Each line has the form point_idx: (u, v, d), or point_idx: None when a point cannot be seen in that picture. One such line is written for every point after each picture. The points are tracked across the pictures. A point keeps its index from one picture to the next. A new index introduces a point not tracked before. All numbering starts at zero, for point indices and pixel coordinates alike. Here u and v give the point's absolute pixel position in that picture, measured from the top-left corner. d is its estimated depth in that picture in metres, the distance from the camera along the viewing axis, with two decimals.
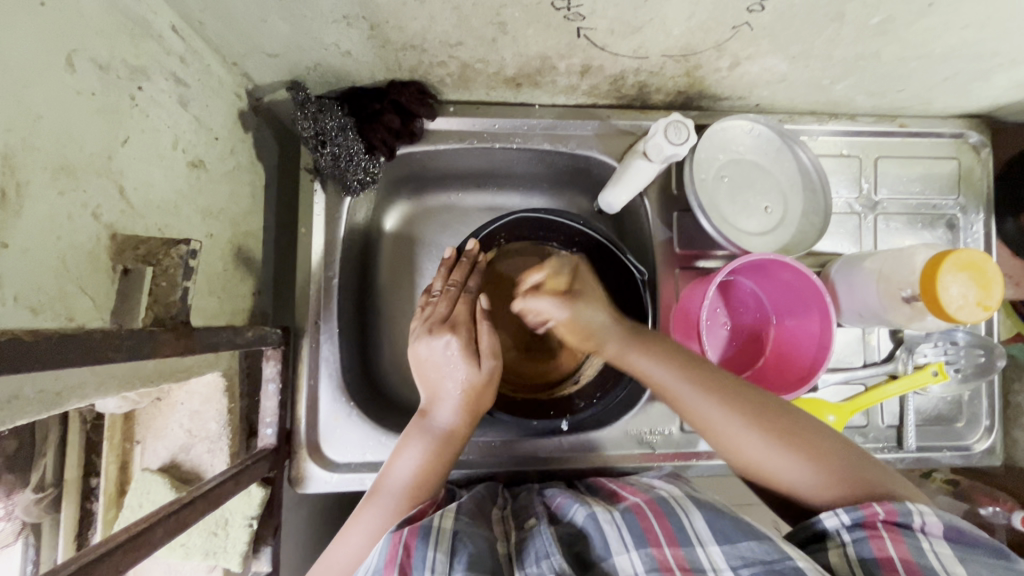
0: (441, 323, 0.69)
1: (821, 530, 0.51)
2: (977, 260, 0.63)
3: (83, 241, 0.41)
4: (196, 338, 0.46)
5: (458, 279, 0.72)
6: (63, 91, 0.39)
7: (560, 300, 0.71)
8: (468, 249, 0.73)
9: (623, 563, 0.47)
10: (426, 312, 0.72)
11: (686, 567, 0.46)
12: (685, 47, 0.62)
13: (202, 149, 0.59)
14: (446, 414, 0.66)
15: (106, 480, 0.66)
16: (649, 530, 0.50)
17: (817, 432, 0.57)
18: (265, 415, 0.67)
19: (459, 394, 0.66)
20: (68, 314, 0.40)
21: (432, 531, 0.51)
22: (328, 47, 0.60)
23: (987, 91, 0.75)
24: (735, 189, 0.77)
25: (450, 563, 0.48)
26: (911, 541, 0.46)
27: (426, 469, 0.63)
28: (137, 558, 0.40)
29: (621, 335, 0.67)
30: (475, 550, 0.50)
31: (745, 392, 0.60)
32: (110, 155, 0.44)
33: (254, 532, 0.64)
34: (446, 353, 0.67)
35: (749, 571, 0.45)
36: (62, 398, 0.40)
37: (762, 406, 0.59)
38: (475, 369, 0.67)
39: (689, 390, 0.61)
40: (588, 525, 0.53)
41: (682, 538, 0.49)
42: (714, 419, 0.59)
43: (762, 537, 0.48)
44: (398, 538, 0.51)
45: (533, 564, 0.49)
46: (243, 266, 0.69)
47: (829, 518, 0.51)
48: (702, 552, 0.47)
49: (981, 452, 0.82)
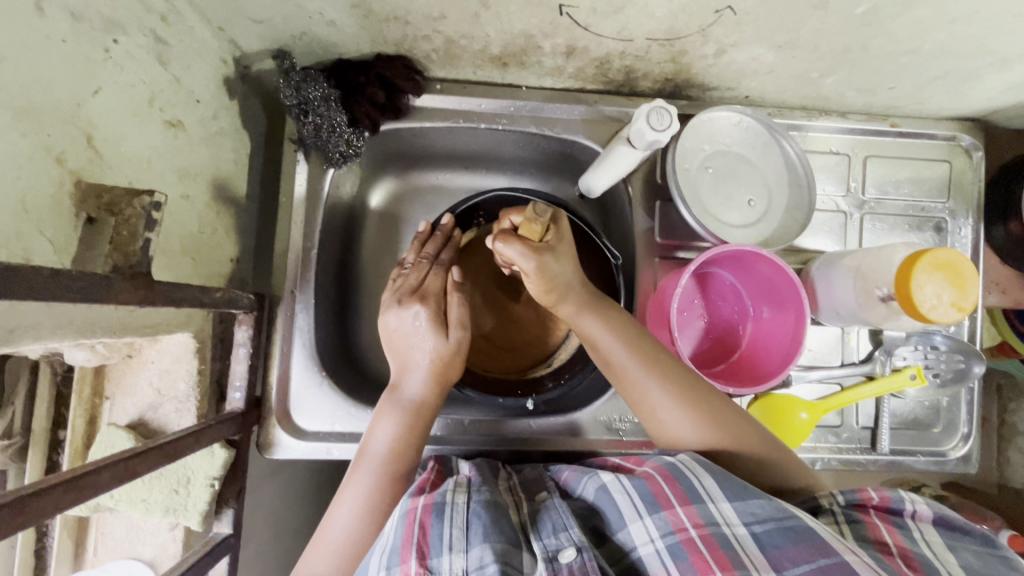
0: (411, 293, 0.71)
1: (816, 506, 0.53)
2: (955, 260, 0.62)
3: (44, 184, 0.42)
4: (156, 290, 0.46)
5: (430, 252, 0.74)
6: (29, 33, 0.40)
7: (529, 249, 0.61)
8: (443, 223, 0.75)
9: (639, 531, 0.48)
10: (397, 282, 0.73)
11: (700, 524, 0.46)
12: (668, 30, 0.62)
13: (182, 109, 0.59)
14: (416, 385, 0.66)
15: (73, 432, 0.67)
16: (661, 493, 0.50)
17: (741, 420, 0.60)
18: (235, 378, 0.67)
19: (427, 365, 0.67)
20: (24, 254, 0.40)
21: (446, 508, 0.51)
22: (311, 14, 0.61)
23: (979, 93, 0.74)
24: (719, 181, 0.77)
25: (466, 537, 0.48)
26: (900, 527, 0.49)
27: (401, 440, 0.64)
28: (80, 498, 0.41)
29: (579, 295, 0.65)
30: (489, 519, 0.49)
31: (681, 370, 0.62)
32: (79, 103, 0.45)
33: (216, 493, 0.65)
34: (415, 323, 0.68)
35: (762, 527, 0.46)
36: (15, 336, 0.41)
37: (697, 389, 0.61)
38: (442, 339, 0.68)
39: (632, 362, 0.62)
40: (600, 497, 0.53)
41: (692, 496, 0.49)
42: (649, 393, 0.61)
43: (767, 495, 0.48)
44: (412, 517, 0.51)
45: (550, 536, 0.49)
46: (221, 231, 0.69)
47: (825, 498, 0.53)
48: (715, 509, 0.48)
49: (957, 458, 0.81)
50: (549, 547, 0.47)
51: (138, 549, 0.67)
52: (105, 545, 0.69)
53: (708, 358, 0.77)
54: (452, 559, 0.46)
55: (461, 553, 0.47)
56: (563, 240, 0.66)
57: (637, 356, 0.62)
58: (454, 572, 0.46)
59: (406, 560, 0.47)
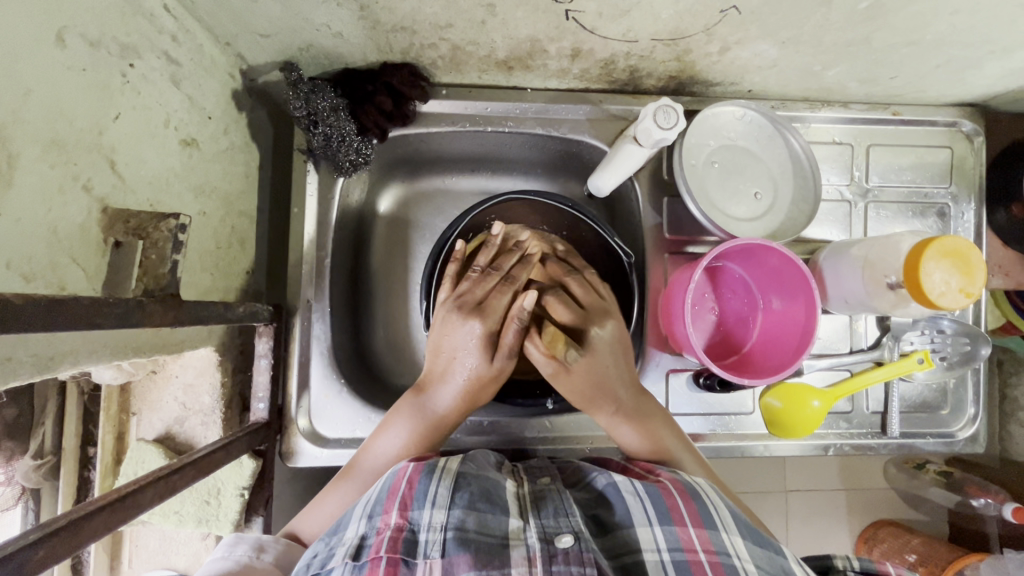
0: (473, 307, 0.71)
1: (829, 566, 0.53)
2: (962, 248, 0.63)
3: (74, 214, 0.43)
4: (186, 311, 0.47)
5: (501, 267, 0.75)
6: (52, 66, 0.40)
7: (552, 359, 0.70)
8: (495, 233, 0.77)
9: (646, 535, 0.47)
10: (460, 291, 0.72)
11: (712, 550, 0.46)
12: (674, 31, 0.62)
13: (195, 127, 0.60)
14: (444, 398, 0.68)
15: (103, 449, 0.69)
16: (675, 508, 0.50)
17: (677, 443, 0.67)
18: (257, 390, 0.68)
19: (464, 383, 0.68)
20: (59, 283, 0.41)
21: (436, 471, 0.51)
22: (319, 27, 0.61)
23: (980, 79, 0.75)
24: (726, 176, 0.78)
25: (451, 498, 0.47)
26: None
27: (410, 447, 0.66)
28: (127, 517, 0.42)
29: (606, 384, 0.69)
30: (477, 488, 0.49)
31: (646, 407, 0.69)
32: (101, 129, 0.46)
33: (246, 502, 0.67)
34: (466, 340, 0.69)
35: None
36: (55, 363, 0.42)
37: (653, 422, 0.68)
38: (487, 362, 0.69)
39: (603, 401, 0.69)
40: (609, 492, 0.53)
41: (708, 522, 0.49)
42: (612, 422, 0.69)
43: (782, 551, 0.49)
44: (403, 475, 0.51)
45: (550, 518, 0.47)
46: (237, 245, 0.70)
47: (839, 560, 0.53)
48: (727, 539, 0.48)
49: (965, 439, 0.83)
50: (547, 528, 0.46)
51: (171, 559, 0.70)
52: (139, 556, 0.71)
53: (719, 351, 0.79)
54: (433, 514, 0.46)
55: (443, 509, 0.46)
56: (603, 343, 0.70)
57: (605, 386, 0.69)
58: (432, 525, 0.44)
59: (388, 511, 0.47)
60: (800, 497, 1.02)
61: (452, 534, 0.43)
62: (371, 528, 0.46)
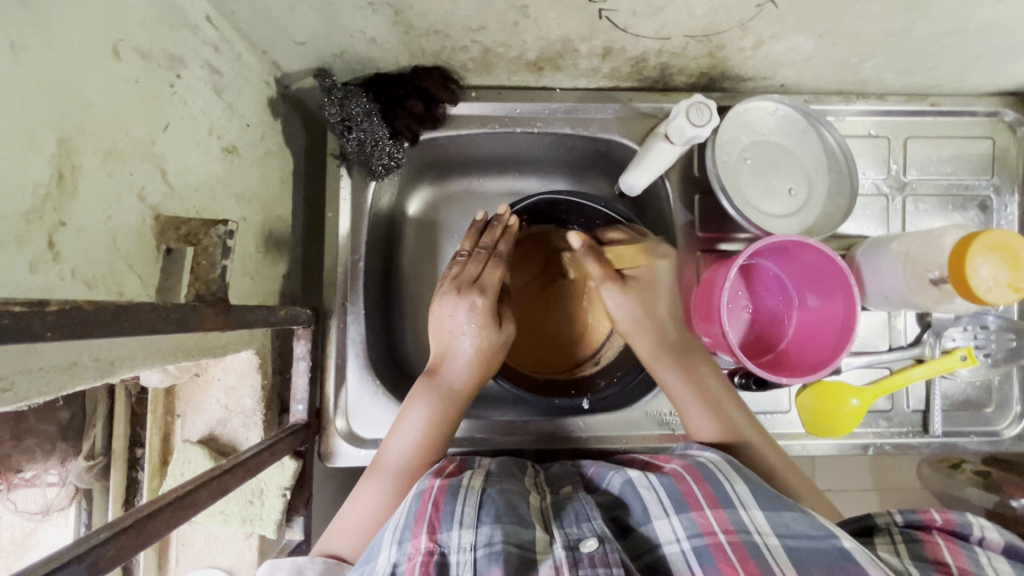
0: (469, 284, 0.72)
1: (872, 525, 0.51)
2: (1009, 241, 0.62)
3: (130, 222, 0.44)
4: (234, 315, 0.48)
5: (487, 244, 0.74)
6: (109, 79, 0.42)
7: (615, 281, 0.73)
8: (499, 214, 0.75)
9: (663, 528, 0.47)
10: (453, 273, 0.74)
11: (730, 530, 0.45)
12: (708, 27, 0.62)
13: (235, 135, 0.61)
14: (457, 373, 0.69)
15: (150, 451, 0.71)
16: (689, 494, 0.49)
17: (748, 424, 0.66)
18: (297, 392, 0.69)
19: (471, 357, 0.70)
20: (118, 290, 0.43)
21: (460, 489, 0.51)
22: (354, 33, 0.62)
23: (1022, 67, 0.73)
24: (759, 172, 0.77)
25: (478, 516, 0.47)
26: (967, 551, 0.47)
27: (433, 427, 0.66)
28: (186, 516, 0.44)
29: (660, 339, 0.71)
30: (504, 503, 0.49)
31: (711, 381, 0.68)
32: (153, 140, 0.47)
33: (287, 502, 0.69)
34: (467, 316, 0.70)
35: (797, 541, 0.44)
36: (115, 367, 0.43)
37: (717, 398, 0.67)
38: (491, 333, 0.71)
39: (669, 365, 0.69)
40: (625, 492, 0.53)
41: (724, 501, 0.48)
42: (676, 391, 0.68)
43: (803, 508, 0.47)
44: (427, 495, 0.51)
45: (573, 525, 0.48)
46: (275, 250, 0.72)
47: (881, 518, 0.51)
48: (746, 516, 0.46)
49: (1012, 436, 0.81)
50: (571, 536, 0.46)
51: (216, 559, 0.72)
52: (185, 555, 0.73)
53: (755, 349, 0.78)
54: (461, 534, 0.46)
55: (470, 528, 0.46)
56: (658, 267, 0.72)
57: (684, 378, 0.68)
58: (461, 547, 0.45)
59: (417, 535, 0.46)
60: (834, 497, 1.00)
61: (482, 552, 0.44)
62: (403, 555, 0.45)
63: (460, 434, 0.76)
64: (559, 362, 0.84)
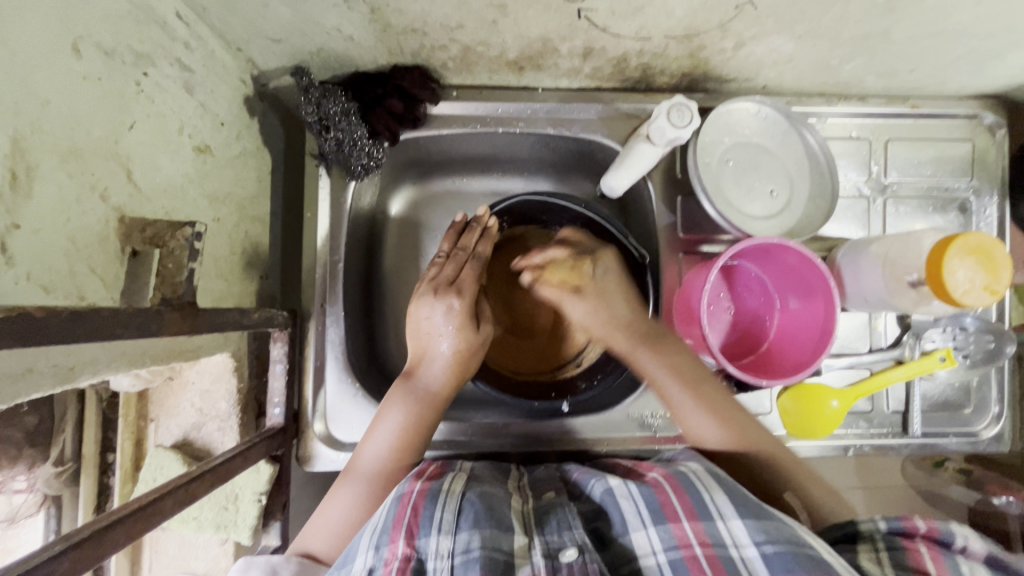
0: (447, 285, 0.72)
1: (856, 533, 0.51)
2: (986, 244, 0.62)
3: (92, 223, 0.43)
4: (203, 319, 0.47)
5: (467, 245, 0.74)
6: (68, 76, 0.41)
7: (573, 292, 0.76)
8: (478, 215, 0.74)
9: (642, 539, 0.47)
10: (431, 274, 0.73)
11: (707, 543, 0.45)
12: (688, 27, 0.61)
13: (208, 134, 0.60)
14: (434, 375, 0.68)
15: (122, 456, 0.70)
16: (669, 504, 0.49)
17: (736, 413, 0.65)
18: (273, 395, 0.68)
19: (448, 359, 0.69)
20: (78, 293, 0.42)
21: (440, 494, 0.50)
22: (330, 31, 0.61)
23: (1001, 70, 0.73)
24: (741, 173, 0.76)
25: (457, 522, 0.47)
26: (949, 559, 0.46)
27: (409, 432, 0.65)
28: (148, 525, 0.43)
29: (631, 334, 0.71)
30: (483, 506, 0.49)
31: (696, 367, 0.68)
32: (117, 139, 0.46)
33: (263, 507, 0.68)
34: (444, 317, 0.70)
35: (774, 548, 0.43)
36: (74, 373, 0.42)
37: (705, 384, 0.67)
38: (468, 334, 0.70)
39: (644, 352, 0.70)
40: (606, 500, 0.52)
41: (702, 513, 0.48)
42: (654, 375, 0.69)
43: (781, 518, 0.47)
44: (406, 500, 0.50)
45: (554, 533, 0.47)
46: (251, 251, 0.70)
47: (865, 525, 0.51)
48: (724, 528, 0.46)
49: (990, 438, 0.82)
50: (551, 544, 0.46)
51: (190, 565, 0.71)
52: (158, 561, 0.72)
53: (737, 350, 0.78)
54: (439, 541, 0.45)
55: (449, 535, 0.45)
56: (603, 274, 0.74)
57: (673, 375, 0.68)
58: (439, 554, 0.44)
59: (394, 540, 0.46)
60: None
61: (460, 559, 0.43)
62: (379, 560, 0.45)
63: (441, 437, 0.75)
64: (541, 363, 0.84)
